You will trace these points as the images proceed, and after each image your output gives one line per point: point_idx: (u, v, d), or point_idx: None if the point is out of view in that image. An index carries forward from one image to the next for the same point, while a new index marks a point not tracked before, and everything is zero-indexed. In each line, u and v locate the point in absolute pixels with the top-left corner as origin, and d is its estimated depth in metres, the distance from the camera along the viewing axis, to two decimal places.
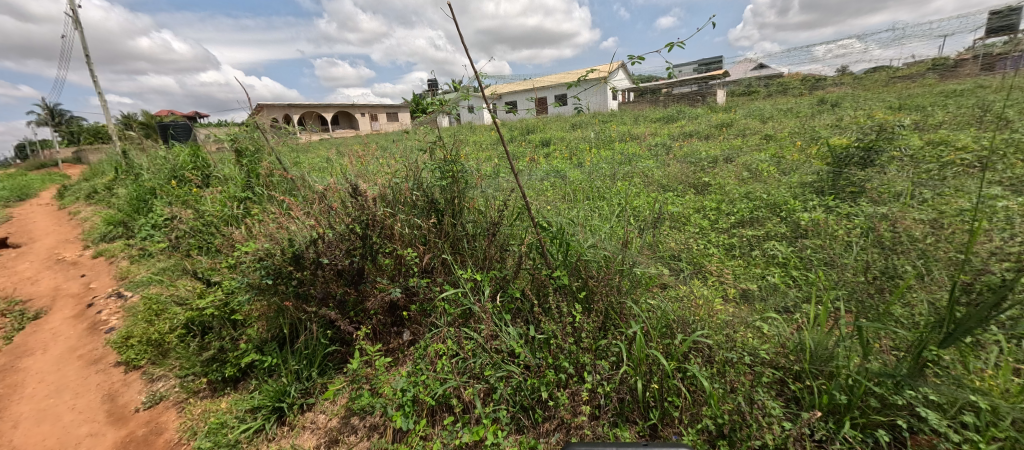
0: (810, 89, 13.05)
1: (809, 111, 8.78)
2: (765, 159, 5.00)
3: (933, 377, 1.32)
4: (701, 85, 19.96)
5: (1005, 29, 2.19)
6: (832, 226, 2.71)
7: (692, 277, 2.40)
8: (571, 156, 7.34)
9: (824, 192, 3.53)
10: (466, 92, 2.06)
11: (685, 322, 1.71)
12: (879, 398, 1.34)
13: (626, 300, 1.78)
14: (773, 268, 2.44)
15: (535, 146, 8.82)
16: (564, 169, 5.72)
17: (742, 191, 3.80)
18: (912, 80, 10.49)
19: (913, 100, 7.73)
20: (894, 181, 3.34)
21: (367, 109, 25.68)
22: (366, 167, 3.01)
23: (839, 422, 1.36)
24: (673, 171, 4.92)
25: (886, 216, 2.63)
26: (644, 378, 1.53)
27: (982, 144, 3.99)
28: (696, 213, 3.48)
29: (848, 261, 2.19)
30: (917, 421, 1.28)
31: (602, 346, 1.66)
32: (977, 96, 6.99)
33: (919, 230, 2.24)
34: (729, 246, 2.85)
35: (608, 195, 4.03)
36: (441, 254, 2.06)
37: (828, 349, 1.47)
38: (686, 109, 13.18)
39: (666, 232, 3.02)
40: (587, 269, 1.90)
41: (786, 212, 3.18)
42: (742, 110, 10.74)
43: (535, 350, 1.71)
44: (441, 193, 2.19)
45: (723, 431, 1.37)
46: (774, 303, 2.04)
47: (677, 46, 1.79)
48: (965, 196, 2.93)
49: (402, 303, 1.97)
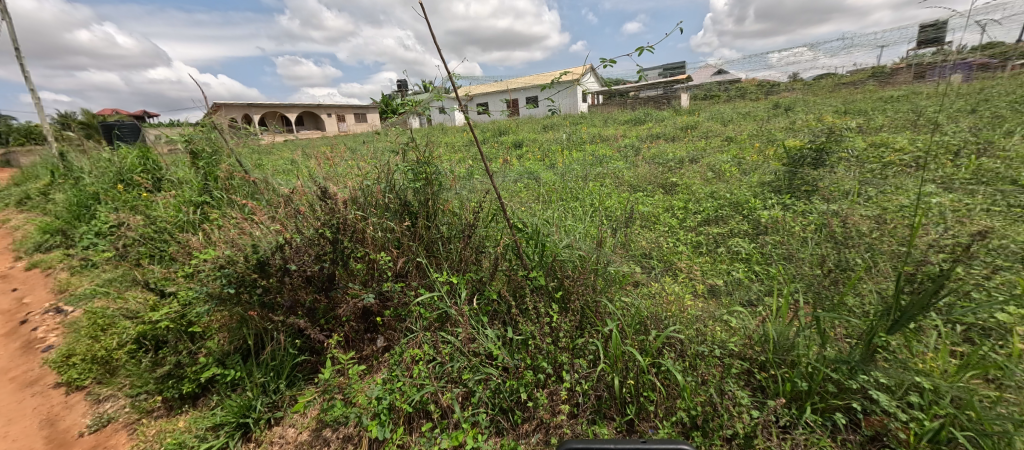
0: (768, 93, 13.75)
1: (766, 115, 9.25)
2: (727, 160, 5.24)
3: (883, 361, 1.42)
4: (668, 88, 20.62)
5: (935, 40, 2.39)
6: (790, 224, 2.88)
7: (663, 275, 2.50)
8: (544, 157, 7.41)
9: (781, 191, 3.74)
10: (438, 93, 2.03)
11: (656, 318, 1.77)
12: (836, 384, 1.44)
13: (601, 298, 1.83)
14: (738, 264, 2.57)
15: (508, 148, 8.84)
16: (536, 171, 5.78)
17: (707, 190, 3.97)
18: (858, 85, 11.23)
19: (859, 105, 8.28)
20: (844, 180, 3.58)
21: (336, 110, 25.03)
22: (335, 170, 2.94)
23: (801, 408, 1.44)
24: (642, 171, 5.07)
25: (837, 212, 2.81)
26: (620, 374, 1.57)
27: (917, 146, 4.33)
28: (665, 212, 3.61)
29: (804, 255, 2.33)
30: (870, 403, 1.37)
31: (579, 345, 1.69)
32: (914, 101, 7.57)
33: (866, 225, 2.41)
34: (697, 243, 2.97)
35: (579, 196, 4.11)
36: (415, 257, 2.03)
37: (790, 339, 1.56)
38: (653, 111, 13.58)
39: (637, 231, 3.11)
40: (563, 269, 1.94)
41: (747, 210, 3.34)
42: (706, 113, 11.17)
43: (513, 352, 1.73)
44: (415, 195, 2.17)
45: (697, 423, 1.42)
46: (740, 297, 2.16)
47: (644, 50, 1.84)
48: (905, 194, 3.18)
49: (376, 309, 1.94)
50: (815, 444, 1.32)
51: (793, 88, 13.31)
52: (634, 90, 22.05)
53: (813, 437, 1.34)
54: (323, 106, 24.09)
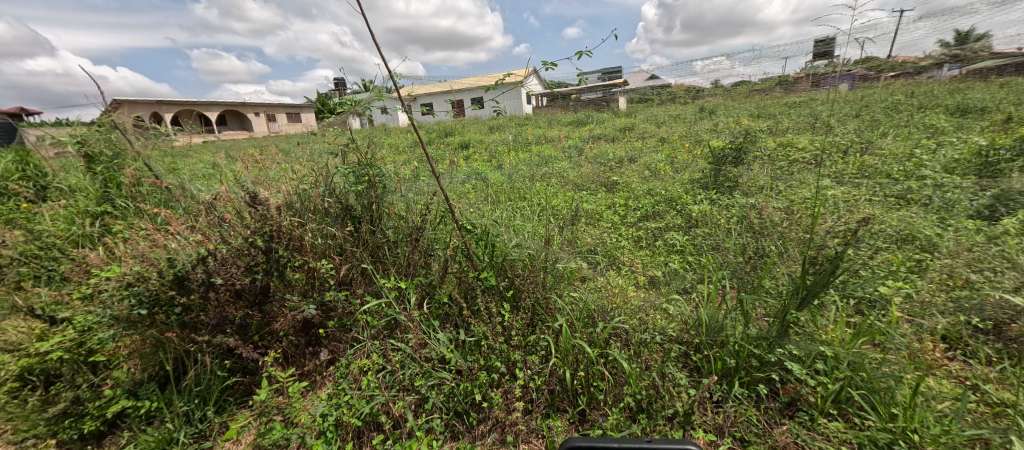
0: (693, 98, 14.94)
1: (693, 117, 10.05)
2: (661, 159, 5.62)
3: (796, 336, 1.61)
4: (606, 92, 21.64)
5: (826, 54, 2.76)
6: (716, 217, 3.17)
7: (608, 269, 2.63)
8: (491, 158, 7.45)
9: (708, 187, 4.08)
10: (378, 93, 1.94)
11: (603, 311, 1.85)
12: (758, 358, 1.60)
13: (551, 294, 1.88)
14: (673, 255, 2.77)
15: (454, 149, 8.76)
16: (483, 171, 5.80)
17: (644, 188, 4.23)
18: (767, 92, 12.59)
19: (769, 109, 9.29)
20: (759, 176, 4.00)
21: (264, 109, 23.20)
22: (266, 174, 2.73)
23: (730, 383, 1.59)
24: (585, 171, 5.28)
25: (754, 205, 3.15)
26: (571, 367, 1.63)
27: (816, 145, 4.96)
28: (607, 209, 3.79)
29: (729, 245, 2.58)
30: (786, 373, 1.55)
31: (531, 342, 1.72)
32: (812, 106, 8.64)
33: (778, 216, 2.72)
34: (637, 237, 3.16)
35: (526, 195, 4.19)
36: (360, 264, 1.95)
37: (719, 322, 1.71)
38: (593, 113, 14.18)
39: (583, 228, 3.24)
40: (513, 268, 1.96)
41: (680, 205, 3.62)
42: (641, 115, 11.89)
43: (466, 354, 1.72)
44: (357, 199, 2.08)
45: (642, 406, 1.51)
46: (676, 286, 2.34)
47: (584, 54, 1.91)
48: (807, 187, 3.63)
49: (318, 321, 1.83)
50: (743, 415, 1.46)
51: (715, 93, 14.59)
52: (576, 93, 22.90)
53: (742, 408, 1.48)
54: (249, 104, 22.19)
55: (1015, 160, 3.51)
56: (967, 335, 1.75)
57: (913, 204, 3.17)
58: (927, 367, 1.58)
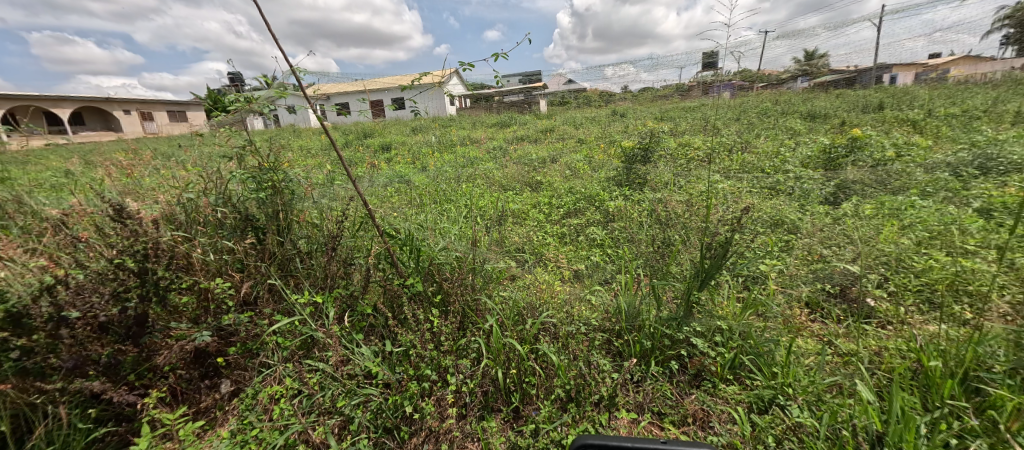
0: (605, 102, 16.04)
1: (606, 120, 10.81)
2: (580, 159, 5.94)
3: (699, 314, 1.81)
4: (526, 95, 22.30)
5: (712, 65, 3.13)
6: (629, 212, 3.43)
7: (535, 266, 2.71)
8: (414, 160, 7.23)
9: (622, 184, 4.41)
10: (278, 89, 1.75)
11: (532, 307, 1.89)
12: (670, 338, 1.77)
13: (480, 296, 1.87)
14: (594, 249, 2.94)
15: (374, 152, 8.34)
16: (406, 174, 5.60)
17: (566, 186, 4.43)
18: (667, 98, 14.01)
19: (669, 113, 10.34)
20: (664, 173, 4.43)
21: (137, 107, 19.82)
22: (141, 183, 2.32)
23: (648, 363, 1.73)
24: (510, 172, 5.38)
25: (661, 199, 3.47)
26: (503, 367, 1.62)
27: (708, 144, 5.63)
28: (533, 208, 3.91)
29: (641, 236, 2.81)
30: (693, 348, 1.72)
31: (462, 346, 1.69)
32: (702, 111, 9.82)
33: (680, 208, 3.03)
34: (561, 234, 3.30)
35: (452, 197, 4.14)
36: (266, 280, 1.74)
37: (636, 307, 1.86)
38: (515, 115, 14.50)
39: (510, 227, 3.30)
40: (440, 272, 1.91)
41: (598, 202, 3.86)
42: (560, 118, 12.46)
43: (393, 365, 1.63)
44: (260, 207, 1.86)
45: (571, 395, 1.56)
46: (598, 278, 2.49)
47: (501, 56, 1.93)
48: (703, 182, 4.11)
49: (215, 349, 1.59)
50: (660, 390, 1.60)
51: (623, 97, 15.83)
52: (497, 95, 23.24)
53: (658, 385, 1.61)
54: (115, 100, 18.79)
55: (849, 156, 4.35)
56: (823, 300, 2.12)
57: (782, 193, 3.75)
58: (798, 330, 1.88)
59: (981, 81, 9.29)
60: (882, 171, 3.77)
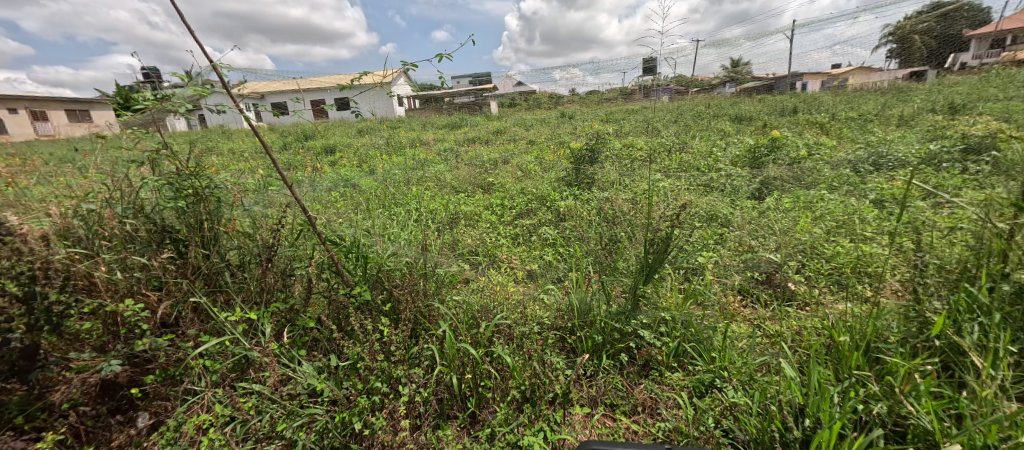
0: (553, 104, 16.44)
1: (555, 121, 11.07)
2: (530, 160, 6.03)
3: (645, 307, 1.89)
4: (476, 96, 22.25)
5: (651, 71, 3.30)
6: (579, 211, 3.53)
7: (489, 268, 2.71)
8: (361, 163, 6.95)
9: (571, 184, 4.54)
10: (196, 86, 1.58)
11: (486, 309, 1.88)
12: (619, 331, 1.84)
13: (432, 301, 1.82)
14: (547, 248, 2.99)
15: (316, 155, 7.90)
16: (352, 177, 5.36)
17: (518, 187, 4.48)
18: (611, 100, 14.63)
19: (613, 116, 10.80)
20: (610, 173, 4.62)
21: (27, 105, 17.25)
22: (30, 193, 2.01)
23: (600, 356, 1.78)
24: (461, 173, 5.33)
25: (608, 198, 3.61)
26: (458, 372, 1.58)
27: (649, 145, 5.96)
28: (485, 210, 3.90)
29: (590, 234, 2.91)
30: (640, 340, 1.80)
31: (415, 354, 1.64)
32: (643, 113, 10.37)
33: (626, 206, 3.18)
34: (514, 235, 3.32)
35: (402, 201, 4.03)
36: (189, 298, 1.57)
37: (587, 304, 1.91)
38: (464, 117, 14.40)
39: (462, 230, 3.27)
40: (390, 279, 1.84)
41: (549, 202, 3.93)
42: (510, 119, 12.56)
43: (340, 381, 1.54)
44: (180, 218, 1.67)
45: (526, 395, 1.55)
46: (551, 277, 2.53)
47: (445, 56, 1.88)
48: (646, 180, 4.33)
49: (128, 378, 1.41)
50: (611, 382, 1.66)
51: (570, 100, 16.30)
52: (446, 96, 22.97)
53: (610, 377, 1.67)
54: None
55: (770, 155, 4.80)
56: (753, 287, 2.31)
57: (716, 189, 4.05)
58: (731, 316, 2.03)
59: (872, 89, 10.68)
60: (797, 169, 4.20)
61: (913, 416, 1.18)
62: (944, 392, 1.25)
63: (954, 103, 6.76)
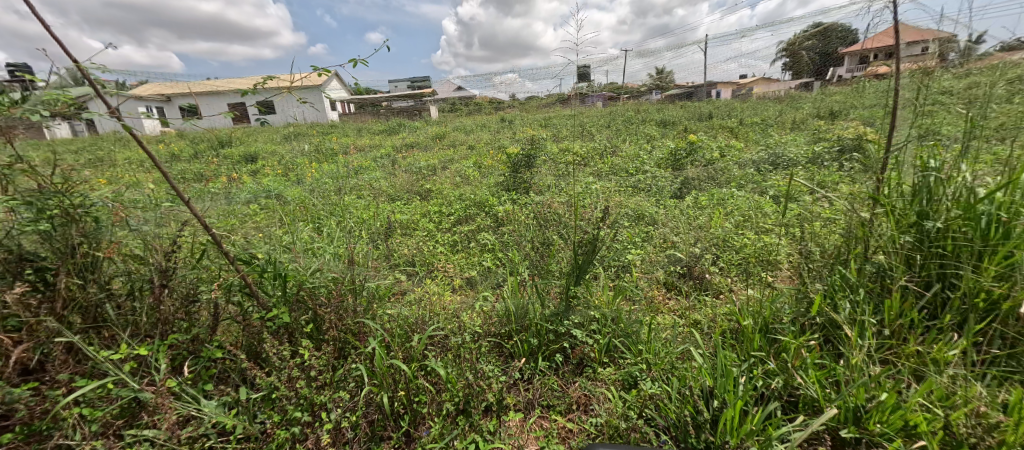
0: (492, 108, 16.56)
1: (495, 127, 11.16)
2: (469, 166, 6.01)
3: (577, 307, 1.96)
4: (412, 101, 21.74)
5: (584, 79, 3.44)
6: (516, 215, 3.59)
7: (425, 278, 2.65)
8: (286, 171, 6.46)
9: (510, 189, 4.59)
10: (59, 90, 1.33)
11: (420, 321, 1.83)
12: (554, 333, 1.88)
13: (362, 318, 1.73)
14: (486, 254, 2.99)
15: (234, 163, 7.22)
16: (277, 187, 4.97)
17: (456, 193, 4.44)
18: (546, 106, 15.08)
19: (549, 121, 11.15)
20: (546, 178, 4.75)
21: None
22: None
23: (536, 359, 1.81)
24: (398, 181, 5.17)
25: (544, 202, 3.71)
26: (390, 390, 1.51)
27: (583, 149, 6.23)
28: (423, 217, 3.82)
29: (527, 237, 2.96)
30: (574, 339, 1.85)
31: (341, 376, 1.54)
32: (577, 119, 10.83)
33: (561, 209, 3.28)
34: (453, 242, 3.28)
35: (332, 212, 3.81)
36: (59, 337, 1.33)
37: (523, 308, 1.93)
38: (401, 122, 13.99)
39: (398, 241, 3.16)
40: (313, 297, 1.71)
41: (488, 207, 3.95)
42: (449, 124, 12.45)
43: (255, 414, 1.40)
44: (44, 243, 1.41)
45: (462, 407, 1.51)
46: (489, 283, 2.54)
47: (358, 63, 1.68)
48: (579, 183, 4.51)
49: None
50: (546, 384, 1.69)
51: (508, 104, 16.52)
52: (381, 101, 22.16)
53: (545, 379, 1.70)
54: None
55: (689, 157, 5.24)
56: (675, 280, 2.50)
57: (643, 189, 4.34)
58: (656, 309, 2.18)
59: (770, 98, 12.12)
60: (711, 169, 4.64)
61: (803, 386, 1.33)
62: (825, 362, 1.44)
63: (832, 110, 7.90)
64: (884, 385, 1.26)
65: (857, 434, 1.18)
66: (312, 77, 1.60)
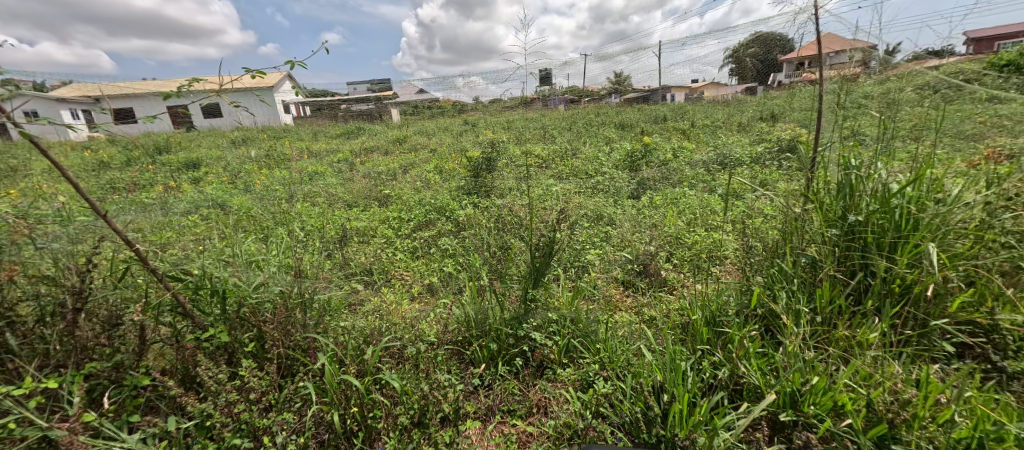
0: (454, 111, 16.40)
1: (456, 130, 11.06)
2: (430, 170, 5.91)
3: (537, 309, 1.97)
4: (371, 104, 21.14)
5: None
6: (478, 219, 3.56)
7: (383, 287, 2.56)
8: (233, 178, 6.07)
9: (471, 193, 4.57)
10: None
11: (375, 332, 1.76)
12: (514, 337, 1.87)
13: (311, 333, 1.64)
14: (446, 259, 2.95)
15: (173, 170, 6.70)
16: (221, 195, 4.65)
17: (416, 198, 4.35)
18: None
19: (511, 124, 11.21)
20: (507, 181, 4.76)
21: None
22: None
23: (496, 364, 1.80)
24: (355, 186, 5.00)
25: (505, 205, 3.71)
26: (341, 408, 1.44)
27: (543, 152, 6.31)
28: (381, 224, 3.71)
29: (488, 240, 2.94)
30: (534, 342, 1.86)
31: (288, 395, 1.45)
32: (538, 122, 10.97)
33: (521, 211, 3.29)
34: (412, 248, 3.21)
35: (283, 220, 3.61)
36: None
37: (482, 314, 1.91)
38: (359, 125, 13.55)
39: (354, 249, 3.05)
40: (257, 314, 1.61)
41: (448, 211, 3.89)
42: (410, 128, 12.21)
43: (188, 445, 1.29)
44: None
45: (419, 420, 1.47)
46: (449, 289, 2.50)
47: (298, 65, 1.55)
48: (540, 185, 4.56)
49: None
50: (506, 389, 1.68)
51: (469, 107, 16.45)
52: (337, 104, 21.38)
53: (505, 384, 1.69)
54: None
55: (644, 158, 5.44)
56: (632, 278, 2.57)
57: (602, 190, 4.45)
58: (613, 307, 2.23)
59: (718, 102, 12.85)
60: (666, 170, 4.84)
61: (745, 375, 1.41)
62: (765, 351, 1.53)
63: (773, 114, 8.49)
64: (816, 369, 1.35)
65: (794, 416, 1.26)
66: (244, 79, 1.45)
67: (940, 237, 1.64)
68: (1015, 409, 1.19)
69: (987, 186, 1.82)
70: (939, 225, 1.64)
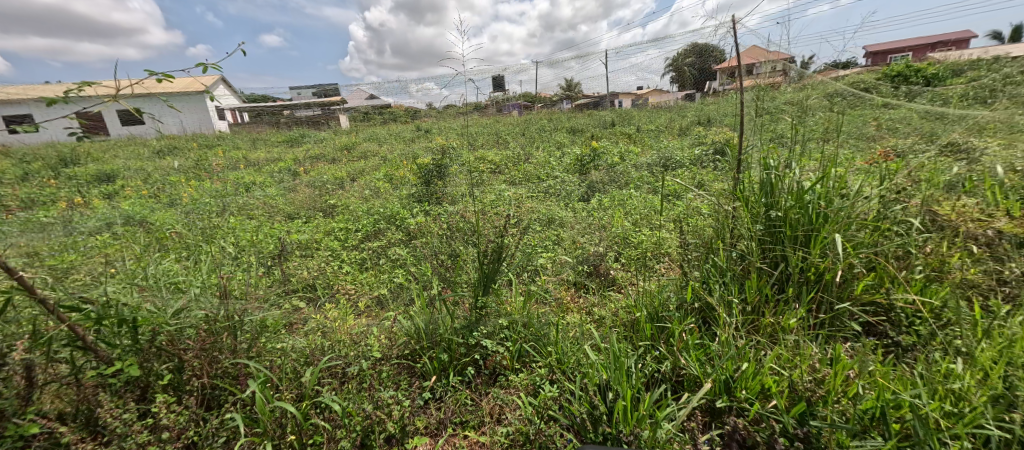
0: (404, 117, 16.03)
1: (408, 136, 10.82)
2: (379, 178, 5.72)
3: (488, 317, 1.94)
4: (315, 110, 20.15)
5: None
6: (429, 227, 3.47)
7: (327, 303, 2.42)
8: (156, 191, 5.51)
9: (422, 200, 4.46)
10: None
11: (315, 352, 1.66)
12: (465, 346, 1.84)
13: (240, 359, 1.51)
14: (396, 270, 2.85)
15: (82, 184, 5.96)
16: (141, 210, 4.20)
17: (364, 207, 4.18)
18: None
19: (463, 129, 11.15)
20: (460, 187, 4.70)
21: None
22: None
23: (447, 375, 1.75)
24: (297, 197, 4.72)
25: (457, 212, 3.66)
26: (275, 437, 1.33)
27: (495, 157, 6.33)
28: (325, 236, 3.52)
29: (439, 248, 2.88)
30: (485, 350, 1.84)
31: (214, 428, 1.32)
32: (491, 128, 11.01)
33: (472, 218, 3.26)
34: (360, 260, 3.07)
35: (214, 235, 3.32)
36: None
37: (431, 325, 1.86)
38: (302, 132, 12.84)
39: (295, 265, 2.86)
40: (176, 341, 1.45)
41: (399, 220, 3.78)
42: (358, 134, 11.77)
43: None
44: None
45: (363, 441, 1.39)
46: (399, 301, 2.41)
47: (212, 67, 1.42)
48: (492, 191, 4.56)
49: None
50: (458, 400, 1.64)
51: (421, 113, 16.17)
52: (277, 110, 20.13)
53: (457, 395, 1.66)
54: None
55: (593, 162, 5.61)
56: (582, 279, 2.62)
57: (553, 194, 4.52)
58: (564, 309, 2.26)
59: (660, 107, 13.62)
60: (613, 172, 5.02)
61: (685, 366, 1.48)
62: (703, 342, 1.62)
63: (709, 119, 9.11)
64: (746, 355, 1.44)
65: (728, 402, 1.34)
66: (147, 82, 1.30)
67: (845, 228, 1.82)
68: (908, 378, 1.34)
69: (882, 181, 2.05)
70: (844, 218, 1.82)
